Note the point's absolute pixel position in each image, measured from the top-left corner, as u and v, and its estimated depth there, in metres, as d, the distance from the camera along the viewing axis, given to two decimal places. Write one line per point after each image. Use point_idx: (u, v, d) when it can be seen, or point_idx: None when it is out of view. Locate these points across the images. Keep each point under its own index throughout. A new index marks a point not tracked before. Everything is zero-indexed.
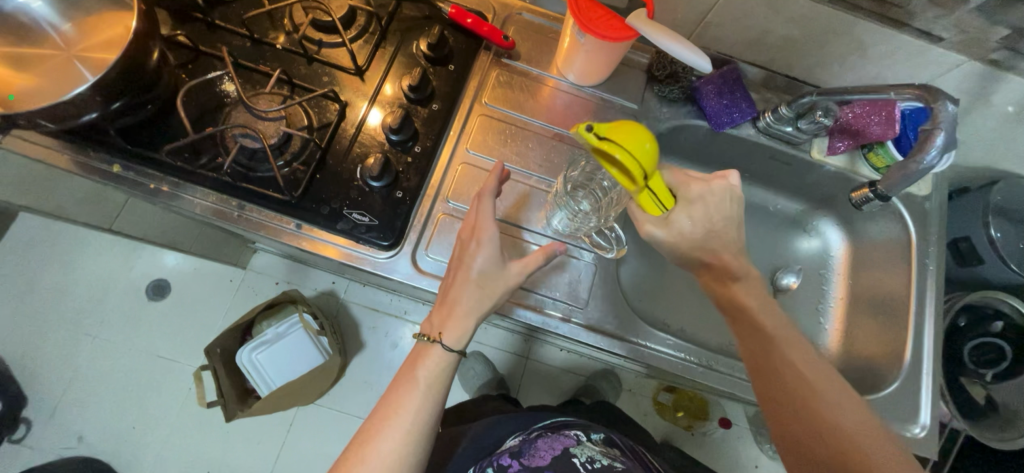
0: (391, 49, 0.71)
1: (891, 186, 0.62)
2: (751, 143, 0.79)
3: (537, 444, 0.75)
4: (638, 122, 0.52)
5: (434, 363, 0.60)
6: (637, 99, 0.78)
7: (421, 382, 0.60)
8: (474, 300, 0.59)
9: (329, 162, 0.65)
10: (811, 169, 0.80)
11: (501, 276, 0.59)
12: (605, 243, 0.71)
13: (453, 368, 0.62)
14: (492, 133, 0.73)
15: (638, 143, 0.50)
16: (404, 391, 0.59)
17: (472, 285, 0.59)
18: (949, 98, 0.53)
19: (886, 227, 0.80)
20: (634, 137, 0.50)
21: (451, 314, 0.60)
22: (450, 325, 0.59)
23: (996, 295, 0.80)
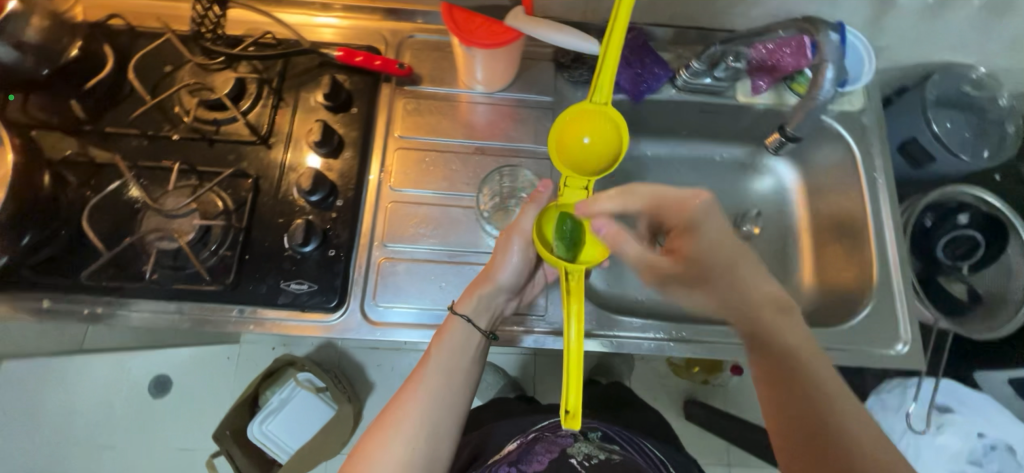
0: (290, 109, 0.70)
1: (798, 125, 0.67)
2: (675, 103, 0.77)
3: (535, 450, 0.77)
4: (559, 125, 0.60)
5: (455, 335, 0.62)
6: (550, 90, 0.76)
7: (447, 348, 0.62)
8: (497, 269, 0.63)
9: (255, 239, 0.64)
10: (742, 113, 0.79)
11: (525, 246, 0.63)
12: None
13: (471, 357, 0.63)
14: (414, 165, 0.71)
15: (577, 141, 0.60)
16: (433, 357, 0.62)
17: (503, 250, 0.63)
18: (828, 28, 0.60)
19: (831, 151, 0.79)
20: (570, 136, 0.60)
21: (472, 284, 0.64)
22: (469, 293, 0.62)
23: (959, 187, 0.80)
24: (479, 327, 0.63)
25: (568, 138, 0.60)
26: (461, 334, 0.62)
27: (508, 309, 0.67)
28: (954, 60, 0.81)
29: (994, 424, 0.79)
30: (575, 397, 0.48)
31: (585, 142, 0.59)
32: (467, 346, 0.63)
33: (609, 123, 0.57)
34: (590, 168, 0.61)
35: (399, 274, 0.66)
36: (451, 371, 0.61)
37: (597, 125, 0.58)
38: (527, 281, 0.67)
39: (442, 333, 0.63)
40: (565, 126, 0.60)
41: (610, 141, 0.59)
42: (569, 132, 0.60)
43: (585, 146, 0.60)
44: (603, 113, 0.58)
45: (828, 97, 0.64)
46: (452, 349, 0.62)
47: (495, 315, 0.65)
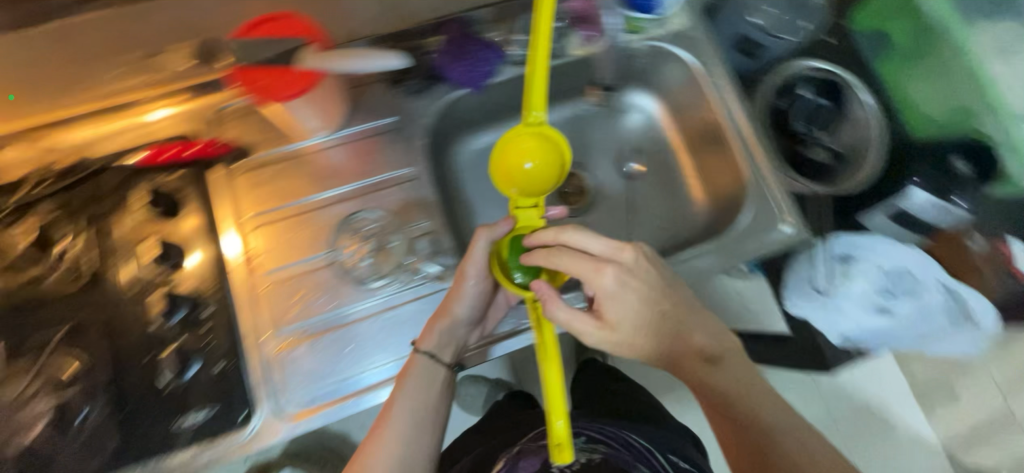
0: (113, 233, 0.62)
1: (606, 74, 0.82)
2: (519, 78, 0.76)
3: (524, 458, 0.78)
4: (507, 153, 0.66)
5: (417, 381, 0.61)
6: (390, 109, 0.72)
7: (410, 387, 0.60)
8: (453, 300, 0.62)
9: (127, 388, 0.57)
10: (583, 64, 0.78)
11: (482, 278, 0.63)
12: (437, 266, 0.67)
13: (438, 389, 0.62)
14: (281, 238, 0.66)
15: (520, 169, 0.65)
16: (397, 397, 0.60)
17: (458, 281, 0.63)
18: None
19: (676, 70, 0.81)
20: (514, 167, 0.66)
21: (432, 318, 0.63)
22: (428, 330, 0.61)
23: (790, 65, 0.86)
24: (443, 360, 0.62)
25: (512, 164, 0.65)
26: (425, 372, 0.61)
27: (472, 338, 0.66)
28: None
29: (897, 261, 0.86)
30: (563, 423, 0.50)
31: (528, 168, 0.65)
32: (434, 382, 0.62)
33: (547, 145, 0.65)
34: (537, 188, 0.67)
35: (303, 358, 0.61)
36: (418, 406, 0.61)
37: (538, 151, 0.65)
38: (489, 305, 0.66)
39: (404, 370, 0.61)
40: (508, 153, 0.66)
41: (550, 169, 0.66)
42: (512, 154, 0.65)
43: (526, 171, 0.65)
44: (539, 135, 0.65)
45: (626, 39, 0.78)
46: (418, 384, 0.61)
47: (459, 346, 0.65)
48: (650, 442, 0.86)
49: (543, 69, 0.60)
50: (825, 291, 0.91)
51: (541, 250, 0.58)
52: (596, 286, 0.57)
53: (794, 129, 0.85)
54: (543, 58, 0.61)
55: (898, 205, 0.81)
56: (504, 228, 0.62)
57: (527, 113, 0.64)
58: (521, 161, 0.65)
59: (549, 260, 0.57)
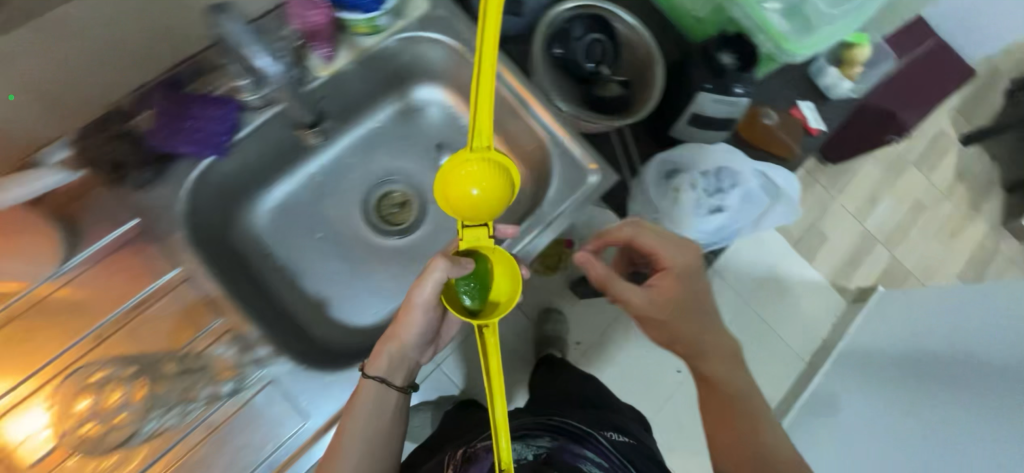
0: None
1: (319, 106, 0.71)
2: (268, 123, 0.67)
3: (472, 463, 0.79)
4: (451, 176, 0.58)
5: (371, 401, 0.60)
6: (124, 214, 0.60)
7: (365, 408, 0.59)
8: (405, 324, 0.62)
9: None
10: (337, 83, 0.71)
11: (430, 305, 0.62)
12: (244, 371, 0.59)
13: (389, 414, 0.61)
14: (37, 414, 0.54)
15: (467, 194, 0.59)
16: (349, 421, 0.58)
17: (409, 314, 0.61)
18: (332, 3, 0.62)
19: (441, 55, 0.76)
20: (460, 192, 0.59)
21: (383, 342, 0.62)
22: (381, 352, 0.61)
23: (553, 12, 0.84)
24: (394, 384, 0.62)
25: (456, 191, 0.58)
26: (377, 396, 0.60)
27: (423, 358, 0.67)
28: None
29: (711, 159, 0.90)
30: (505, 442, 0.55)
31: (473, 197, 0.58)
32: (386, 407, 0.61)
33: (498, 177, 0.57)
34: (486, 215, 0.61)
35: None
36: (372, 434, 0.59)
37: (487, 177, 0.57)
38: (438, 327, 0.67)
39: (357, 396, 0.59)
40: (453, 180, 0.58)
41: (498, 196, 0.59)
42: (458, 180, 0.58)
43: (471, 199, 0.58)
44: (486, 161, 0.57)
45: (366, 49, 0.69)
46: (370, 410, 0.59)
47: (410, 368, 0.65)
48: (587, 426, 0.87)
49: (490, 99, 0.51)
50: (661, 201, 0.90)
51: (507, 267, 0.60)
52: (657, 244, 0.71)
53: (584, 72, 0.84)
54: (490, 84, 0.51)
55: (696, 111, 0.85)
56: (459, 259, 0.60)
57: (476, 137, 0.55)
58: (468, 187, 0.58)
59: (616, 232, 0.72)
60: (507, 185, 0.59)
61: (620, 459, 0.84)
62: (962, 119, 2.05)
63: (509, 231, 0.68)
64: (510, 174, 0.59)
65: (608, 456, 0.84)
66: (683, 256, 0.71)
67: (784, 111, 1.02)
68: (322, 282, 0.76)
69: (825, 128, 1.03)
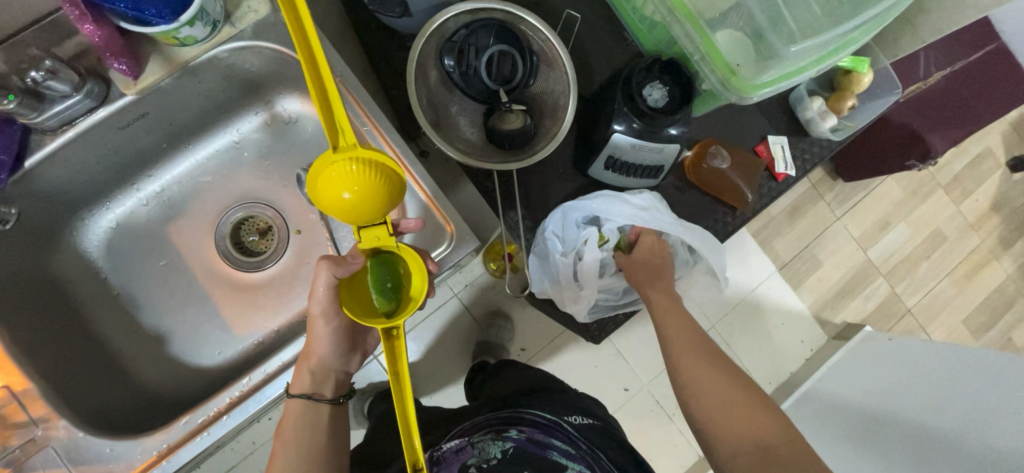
0: None
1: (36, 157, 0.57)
2: (73, 145, 0.58)
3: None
4: (314, 176, 0.46)
5: (298, 415, 0.60)
6: None
7: (295, 419, 0.60)
8: (314, 339, 0.58)
9: None
10: (160, 98, 0.60)
11: (333, 314, 0.58)
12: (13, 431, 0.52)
13: (326, 426, 0.61)
14: None
15: (338, 198, 0.46)
16: (287, 434, 0.59)
17: (317, 332, 0.58)
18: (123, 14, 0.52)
19: (290, 65, 0.64)
20: (330, 194, 0.47)
21: (298, 358, 0.60)
22: (297, 370, 0.59)
23: (441, 17, 0.68)
24: (324, 396, 0.60)
25: (325, 198, 0.47)
26: (305, 412, 0.60)
27: (350, 369, 0.65)
28: None
29: (626, 215, 0.73)
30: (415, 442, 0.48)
31: (347, 200, 0.46)
32: (318, 421, 0.61)
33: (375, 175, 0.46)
34: (373, 218, 0.50)
35: None
36: (307, 451, 0.59)
37: (360, 176, 0.46)
38: (354, 336, 0.64)
39: (287, 416, 0.60)
40: (319, 189, 0.47)
41: (378, 197, 0.47)
42: (326, 182, 0.47)
43: (345, 205, 0.47)
44: (353, 156, 0.46)
45: (182, 61, 0.58)
46: (301, 427, 0.60)
47: (338, 380, 0.63)
48: (555, 418, 0.76)
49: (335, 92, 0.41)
50: (558, 258, 0.76)
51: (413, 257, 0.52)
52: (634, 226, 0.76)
53: (483, 94, 0.69)
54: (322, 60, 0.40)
55: (611, 153, 0.71)
56: (354, 263, 0.54)
57: (338, 130, 0.45)
58: (334, 191, 0.46)
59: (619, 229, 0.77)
60: (389, 184, 0.48)
61: (589, 449, 0.73)
62: (1012, 140, 1.76)
63: (411, 223, 0.60)
64: (395, 166, 0.49)
65: (574, 443, 0.73)
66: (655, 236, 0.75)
67: (744, 148, 0.84)
68: (158, 316, 0.69)
69: (795, 173, 0.85)
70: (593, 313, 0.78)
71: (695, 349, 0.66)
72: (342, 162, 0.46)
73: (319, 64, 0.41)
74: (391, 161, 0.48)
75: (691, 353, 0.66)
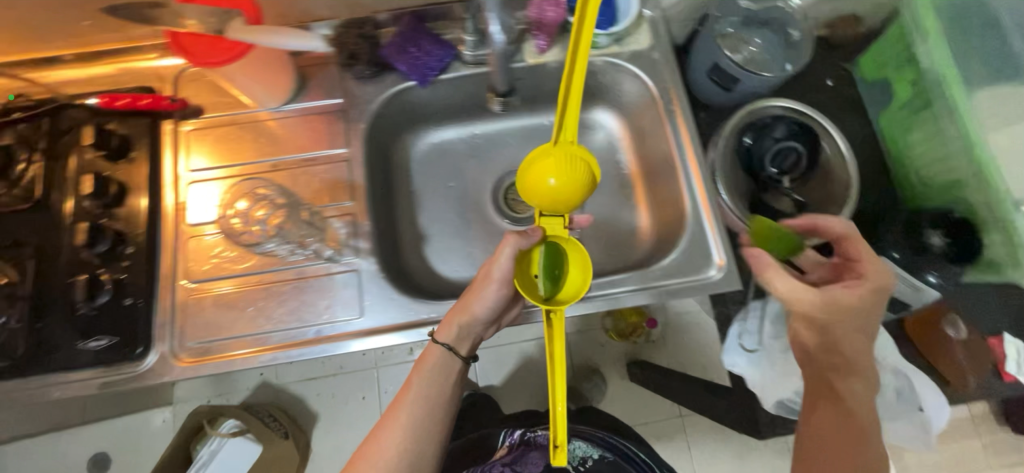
0: (62, 165, 0.67)
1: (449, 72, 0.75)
2: (470, 78, 0.76)
3: (528, 455, 0.89)
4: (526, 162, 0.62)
5: (432, 361, 0.66)
6: (340, 92, 0.75)
7: (427, 365, 0.66)
8: (478, 301, 0.63)
9: (49, 304, 0.62)
10: (538, 74, 0.78)
11: (506, 283, 0.63)
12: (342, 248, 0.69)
13: (454, 379, 0.67)
14: (223, 196, 0.70)
15: (543, 183, 0.60)
16: (416, 374, 0.66)
17: (477, 291, 0.64)
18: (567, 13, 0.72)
19: (636, 91, 0.78)
20: (536, 178, 0.61)
21: (453, 311, 0.65)
22: (449, 323, 0.64)
23: (762, 104, 0.81)
24: (459, 353, 0.66)
25: (535, 180, 0.60)
26: (439, 362, 0.66)
27: (486, 334, 0.69)
28: None
29: None
30: (564, 404, 0.48)
31: (551, 185, 0.60)
32: (448, 372, 0.66)
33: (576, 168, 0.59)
34: (560, 206, 0.62)
35: (206, 308, 0.65)
36: (430, 396, 0.65)
37: (563, 169, 0.60)
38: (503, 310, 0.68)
39: (426, 356, 0.66)
40: (530, 174, 0.61)
41: (575, 188, 0.60)
42: (536, 172, 0.61)
43: (549, 189, 0.60)
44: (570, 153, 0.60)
45: (576, 52, 0.75)
46: (435, 372, 0.66)
47: (474, 340, 0.68)
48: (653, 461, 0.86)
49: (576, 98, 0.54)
50: (770, 340, 0.79)
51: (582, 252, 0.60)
52: (840, 227, 0.63)
53: (763, 174, 0.79)
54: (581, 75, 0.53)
55: None
56: (528, 240, 0.61)
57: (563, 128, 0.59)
58: (541, 176, 0.60)
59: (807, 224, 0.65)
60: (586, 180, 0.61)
61: None
62: None
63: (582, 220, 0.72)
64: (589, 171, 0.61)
65: None
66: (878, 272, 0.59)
67: (979, 330, 0.80)
68: (429, 222, 0.83)
69: None
70: (780, 408, 0.79)
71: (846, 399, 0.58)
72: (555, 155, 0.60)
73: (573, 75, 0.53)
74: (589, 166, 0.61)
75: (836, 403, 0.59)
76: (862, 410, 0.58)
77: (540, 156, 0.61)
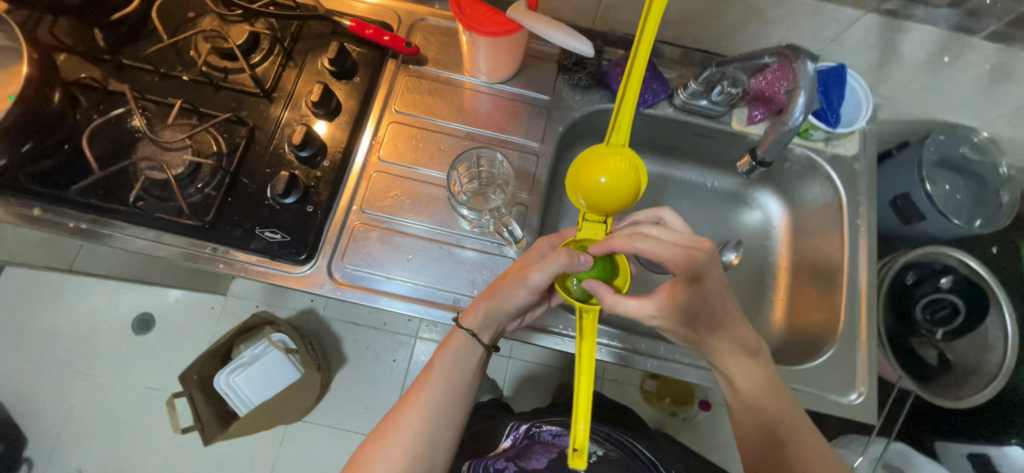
0: (296, 68, 0.72)
1: (654, 106, 0.77)
2: (671, 121, 0.78)
3: (532, 450, 0.77)
4: (578, 157, 0.60)
5: (459, 343, 0.66)
6: (549, 90, 0.77)
7: (452, 348, 0.66)
8: (506, 297, 0.61)
9: (242, 184, 0.66)
10: (735, 140, 0.78)
11: (536, 290, 0.61)
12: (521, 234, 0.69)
13: (474, 364, 0.67)
14: (416, 146, 0.73)
15: (592, 181, 0.58)
16: (442, 354, 0.66)
17: (508, 288, 0.61)
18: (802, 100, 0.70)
19: (819, 192, 0.79)
20: (584, 176, 0.59)
21: (480, 297, 0.64)
22: (475, 309, 0.63)
23: (943, 250, 0.78)
24: (482, 340, 0.66)
25: (585, 178, 0.58)
26: (464, 345, 0.66)
27: (510, 326, 0.68)
28: (956, 123, 0.79)
29: None
30: (587, 423, 0.48)
31: (602, 184, 0.58)
32: (470, 356, 0.66)
33: (629, 173, 0.57)
34: (606, 207, 0.60)
35: (371, 241, 0.68)
36: (455, 377, 0.66)
37: (618, 169, 0.57)
38: (533, 305, 0.67)
39: (450, 340, 0.66)
40: (582, 169, 0.59)
41: (625, 189, 0.58)
42: (587, 170, 0.59)
43: (599, 188, 0.58)
44: (622, 154, 0.58)
45: None
46: (459, 356, 0.66)
47: (497, 330, 0.66)
48: (644, 450, 0.83)
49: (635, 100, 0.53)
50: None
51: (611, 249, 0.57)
52: (669, 250, 0.55)
53: (910, 318, 0.81)
54: (638, 80, 0.53)
55: (986, 452, 0.79)
56: (582, 264, 0.58)
57: (616, 129, 0.58)
58: (590, 175, 0.58)
59: (627, 243, 0.55)
60: (636, 184, 0.58)
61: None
62: None
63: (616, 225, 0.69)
64: (642, 176, 0.58)
65: None
66: (685, 260, 0.55)
67: None
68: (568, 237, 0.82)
69: None
70: None
71: (755, 391, 0.59)
72: (614, 157, 0.58)
73: (633, 77, 0.53)
74: (642, 169, 0.59)
75: (761, 395, 0.59)
76: (766, 400, 0.58)
77: (591, 154, 0.59)
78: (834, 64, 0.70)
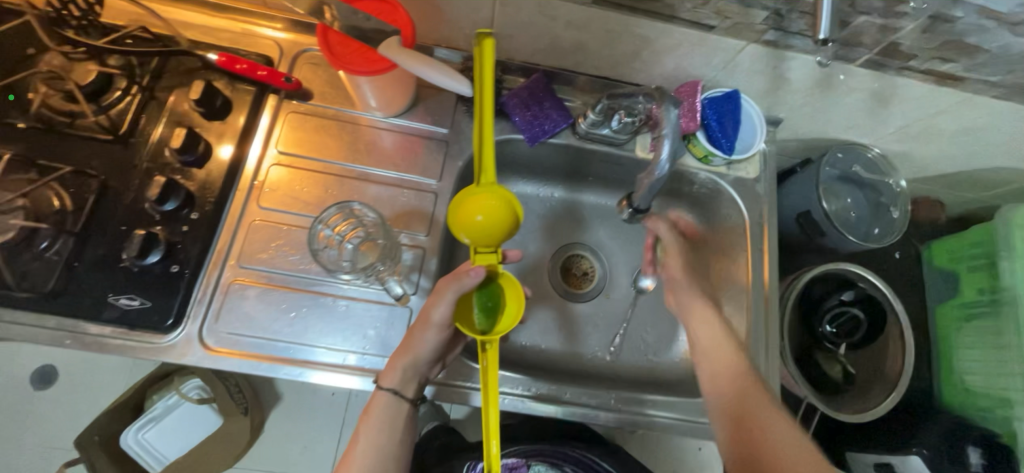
0: (159, 109, 0.65)
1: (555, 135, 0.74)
2: (575, 149, 0.76)
3: None
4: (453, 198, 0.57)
5: (381, 408, 0.61)
6: (447, 123, 0.74)
7: (376, 416, 0.61)
8: (419, 344, 0.59)
9: (94, 246, 0.59)
10: (641, 167, 0.78)
11: (446, 327, 0.59)
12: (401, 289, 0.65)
13: (402, 425, 0.62)
14: (302, 189, 0.67)
15: (470, 220, 0.56)
16: (366, 424, 0.61)
17: (417, 332, 0.59)
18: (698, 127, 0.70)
19: (727, 214, 0.78)
20: (464, 214, 0.56)
21: (394, 354, 0.60)
22: (392, 367, 0.59)
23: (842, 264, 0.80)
24: (407, 397, 0.61)
25: (460, 218, 0.56)
26: (388, 406, 0.61)
27: (433, 374, 0.64)
28: (850, 140, 0.81)
29: None
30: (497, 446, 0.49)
31: (479, 222, 0.56)
32: (398, 417, 0.61)
33: (503, 205, 0.56)
34: (492, 242, 0.58)
35: (250, 299, 0.62)
36: (384, 446, 0.60)
37: (492, 205, 0.55)
38: (448, 345, 0.64)
39: (371, 407, 0.61)
40: (459, 210, 0.57)
41: (501, 220, 0.56)
42: (464, 209, 0.56)
43: (477, 226, 0.56)
44: (494, 191, 0.56)
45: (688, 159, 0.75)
46: (384, 421, 0.61)
47: (422, 381, 0.63)
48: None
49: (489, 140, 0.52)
50: None
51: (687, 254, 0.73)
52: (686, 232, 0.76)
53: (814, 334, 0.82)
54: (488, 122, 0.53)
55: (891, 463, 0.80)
56: (473, 278, 0.56)
57: (483, 168, 0.55)
58: (467, 213, 0.56)
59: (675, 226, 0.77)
60: (512, 214, 0.56)
61: None
62: None
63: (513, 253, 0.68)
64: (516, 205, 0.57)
65: None
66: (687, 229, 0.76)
67: None
68: None
69: None
70: None
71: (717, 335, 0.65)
72: (486, 195, 0.56)
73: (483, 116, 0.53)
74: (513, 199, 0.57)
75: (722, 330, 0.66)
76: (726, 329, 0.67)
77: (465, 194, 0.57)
78: (728, 90, 0.69)
